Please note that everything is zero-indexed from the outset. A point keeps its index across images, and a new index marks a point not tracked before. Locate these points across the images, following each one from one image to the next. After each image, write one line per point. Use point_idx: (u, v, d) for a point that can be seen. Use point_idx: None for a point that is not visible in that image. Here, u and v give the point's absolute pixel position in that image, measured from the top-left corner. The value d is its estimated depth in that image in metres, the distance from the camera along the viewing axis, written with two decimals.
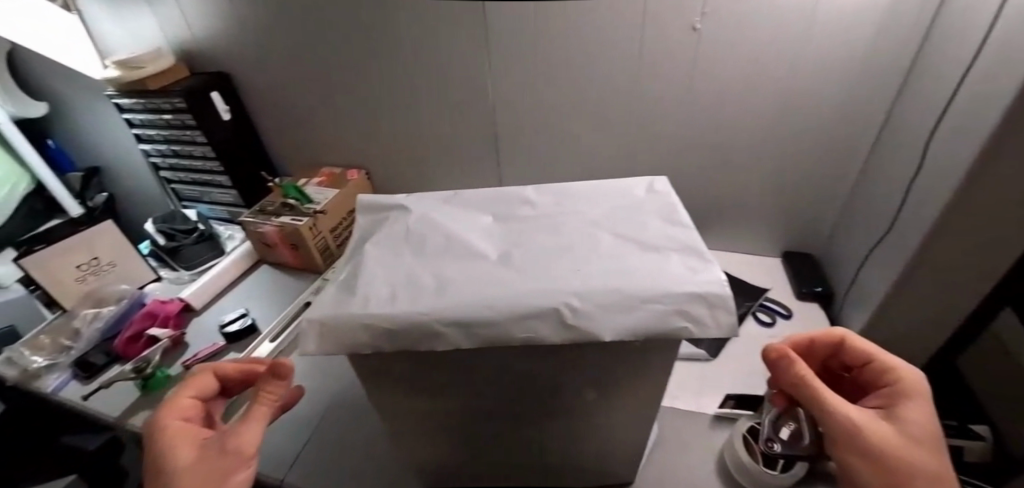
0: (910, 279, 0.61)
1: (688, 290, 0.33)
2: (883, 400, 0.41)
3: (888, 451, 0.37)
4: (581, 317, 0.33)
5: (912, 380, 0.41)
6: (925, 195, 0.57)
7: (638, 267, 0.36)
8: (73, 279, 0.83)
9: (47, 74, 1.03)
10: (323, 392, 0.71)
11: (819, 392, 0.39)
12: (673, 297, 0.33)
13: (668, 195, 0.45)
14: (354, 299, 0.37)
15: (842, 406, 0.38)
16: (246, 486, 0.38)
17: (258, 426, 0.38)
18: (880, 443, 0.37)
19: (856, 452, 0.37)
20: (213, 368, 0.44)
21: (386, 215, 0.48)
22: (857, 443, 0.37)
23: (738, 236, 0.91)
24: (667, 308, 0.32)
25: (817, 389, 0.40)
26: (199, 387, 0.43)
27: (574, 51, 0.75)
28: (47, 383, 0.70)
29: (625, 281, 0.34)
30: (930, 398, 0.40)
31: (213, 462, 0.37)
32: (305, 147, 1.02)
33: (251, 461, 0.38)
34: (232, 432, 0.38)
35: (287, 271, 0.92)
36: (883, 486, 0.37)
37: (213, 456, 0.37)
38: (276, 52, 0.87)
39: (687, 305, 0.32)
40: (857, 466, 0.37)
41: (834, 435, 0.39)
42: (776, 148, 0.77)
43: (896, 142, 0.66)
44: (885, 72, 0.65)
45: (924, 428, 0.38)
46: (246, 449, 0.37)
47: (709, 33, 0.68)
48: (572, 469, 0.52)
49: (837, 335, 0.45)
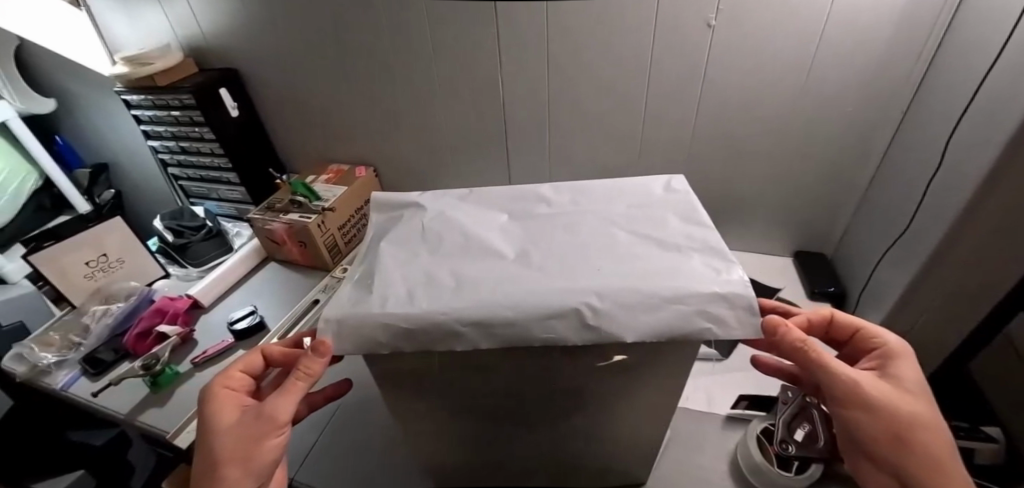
0: (925, 281, 0.60)
1: (711, 290, 0.33)
2: (871, 360, 0.41)
3: (890, 405, 0.36)
4: (602, 318, 0.32)
5: (891, 338, 0.41)
6: (943, 196, 0.56)
7: (658, 266, 0.36)
8: (83, 276, 0.83)
9: (56, 70, 1.03)
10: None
11: (820, 358, 0.37)
12: (696, 296, 0.32)
13: (688, 194, 0.45)
14: (370, 297, 0.36)
15: (841, 365, 0.37)
16: (278, 451, 0.39)
17: (291, 400, 0.38)
18: (882, 398, 0.37)
19: (860, 409, 0.37)
20: (261, 346, 0.44)
21: (400, 213, 0.48)
22: (862, 400, 0.37)
23: (750, 235, 0.90)
24: (690, 307, 0.32)
25: (816, 356, 0.37)
26: (249, 363, 0.44)
27: (586, 47, 0.74)
28: (58, 379, 0.70)
29: (646, 281, 0.34)
30: (914, 353, 0.40)
31: (250, 428, 0.38)
32: (313, 144, 1.02)
33: (283, 429, 0.38)
34: (268, 402, 0.38)
35: (296, 269, 0.92)
36: (888, 439, 0.36)
37: (250, 423, 0.38)
38: (285, 47, 0.87)
39: (710, 305, 0.32)
40: (861, 422, 0.37)
41: (837, 396, 0.38)
42: (790, 147, 0.76)
43: (912, 141, 0.65)
44: (903, 70, 0.64)
45: (914, 380, 0.38)
46: (278, 417, 0.38)
47: (725, 30, 0.67)
48: (585, 469, 0.52)
49: (824, 311, 0.44)
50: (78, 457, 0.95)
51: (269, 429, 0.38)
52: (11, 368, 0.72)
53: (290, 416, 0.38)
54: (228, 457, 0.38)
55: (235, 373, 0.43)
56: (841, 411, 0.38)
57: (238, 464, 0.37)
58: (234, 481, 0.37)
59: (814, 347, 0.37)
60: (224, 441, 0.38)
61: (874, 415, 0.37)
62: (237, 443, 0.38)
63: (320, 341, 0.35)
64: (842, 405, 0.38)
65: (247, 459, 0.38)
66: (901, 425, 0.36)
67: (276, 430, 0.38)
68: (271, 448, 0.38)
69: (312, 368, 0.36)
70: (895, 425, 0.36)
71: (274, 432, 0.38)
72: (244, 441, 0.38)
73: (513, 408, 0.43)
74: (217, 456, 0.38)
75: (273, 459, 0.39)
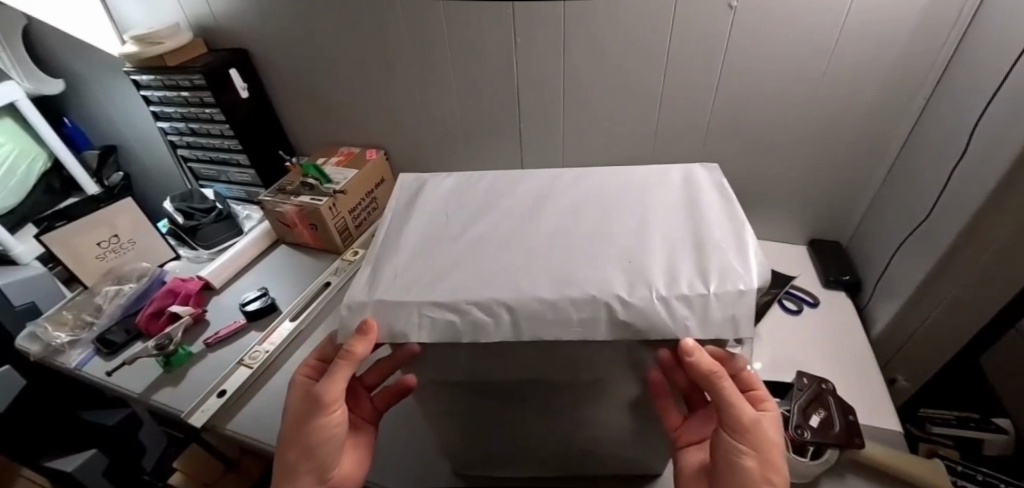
0: (939, 275, 0.59)
1: (746, 285, 0.33)
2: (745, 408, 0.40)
3: (766, 449, 0.35)
4: (633, 312, 0.32)
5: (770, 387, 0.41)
6: (962, 190, 0.55)
7: (688, 263, 0.36)
8: (94, 256, 0.83)
9: (65, 51, 1.03)
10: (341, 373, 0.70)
11: (730, 391, 0.35)
12: (738, 294, 0.33)
13: (720, 185, 0.44)
14: (396, 282, 0.37)
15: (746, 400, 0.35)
16: (333, 430, 0.40)
17: (338, 382, 0.38)
18: (765, 441, 0.35)
19: (748, 444, 0.35)
20: (328, 334, 0.44)
21: (419, 193, 0.48)
22: (747, 434, 0.35)
23: (766, 224, 0.89)
24: (724, 312, 0.32)
25: (727, 386, 0.34)
26: (319, 351, 0.44)
27: (602, 29, 0.72)
28: (72, 358, 0.71)
29: (675, 277, 0.34)
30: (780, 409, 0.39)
31: (306, 408, 0.39)
32: (322, 127, 1.01)
33: (332, 408, 0.38)
34: (319, 384, 0.38)
35: (308, 252, 0.91)
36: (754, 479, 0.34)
37: (306, 404, 0.39)
38: (293, 29, 0.85)
39: (743, 301, 0.32)
40: (746, 460, 0.35)
41: (729, 424, 0.35)
42: (810, 136, 0.74)
43: (933, 132, 0.63)
44: (929, 59, 0.62)
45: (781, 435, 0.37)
46: (329, 397, 0.38)
47: (747, 11, 0.65)
48: (606, 455, 0.51)
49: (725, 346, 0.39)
50: (92, 436, 0.94)
51: (321, 409, 0.38)
52: (25, 346, 0.73)
53: (339, 395, 0.39)
54: (288, 438, 0.39)
55: (308, 361, 0.44)
56: (732, 441, 0.35)
57: (298, 444, 0.39)
58: (292, 457, 0.38)
59: (726, 378, 0.35)
60: (284, 421, 0.40)
61: (759, 461, 0.34)
62: (294, 420, 0.39)
63: (367, 327, 0.34)
64: (730, 434, 0.36)
65: (301, 437, 0.39)
66: (773, 473, 0.35)
67: (327, 409, 0.39)
68: (324, 428, 0.39)
69: (357, 349, 0.34)
70: (770, 471, 0.34)
71: (326, 412, 0.38)
72: (301, 418, 0.39)
73: (531, 394, 0.41)
74: (280, 433, 0.40)
75: (327, 439, 0.39)
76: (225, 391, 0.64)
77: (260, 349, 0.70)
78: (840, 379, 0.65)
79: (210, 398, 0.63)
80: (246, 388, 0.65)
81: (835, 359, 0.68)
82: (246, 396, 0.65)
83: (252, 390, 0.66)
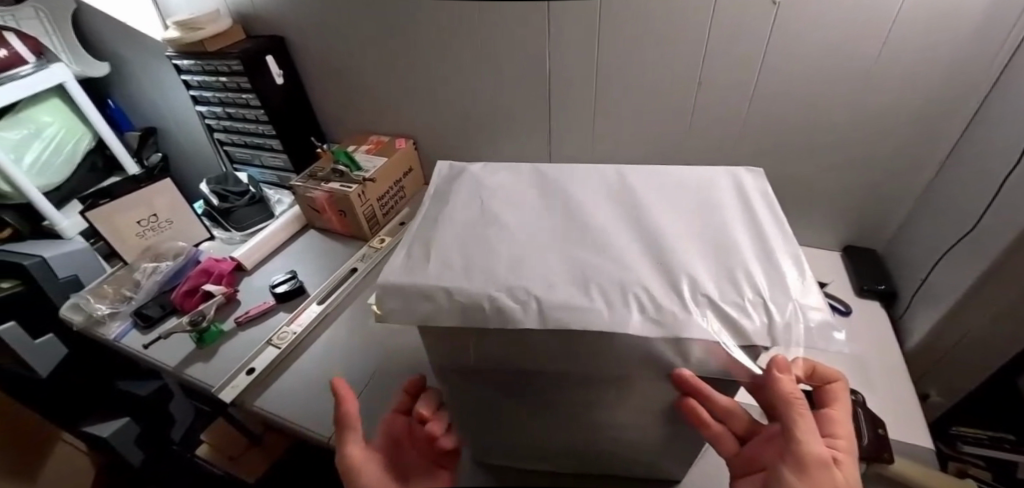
0: (984, 287, 0.56)
1: (787, 299, 0.32)
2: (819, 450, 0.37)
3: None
4: (666, 316, 0.32)
5: (845, 426, 0.38)
6: (1015, 198, 0.52)
7: (727, 270, 0.35)
8: (134, 233, 0.87)
9: (112, 35, 1.07)
10: (370, 344, 0.70)
11: (806, 423, 0.34)
12: (779, 308, 0.32)
13: (764, 195, 0.43)
14: (427, 267, 0.37)
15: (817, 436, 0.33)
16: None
17: (348, 437, 0.41)
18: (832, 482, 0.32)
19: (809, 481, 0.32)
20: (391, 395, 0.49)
21: (457, 181, 0.48)
22: (810, 470, 0.32)
23: (799, 228, 0.86)
24: (760, 323, 0.31)
25: (801, 414, 0.34)
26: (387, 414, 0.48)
27: (639, 23, 0.71)
28: (111, 330, 0.74)
29: (711, 284, 0.33)
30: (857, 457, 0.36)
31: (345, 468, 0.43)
32: (352, 115, 1.02)
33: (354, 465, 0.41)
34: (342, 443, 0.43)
35: (335, 237, 0.93)
36: None
37: None
38: (326, 16, 0.86)
39: (783, 316, 0.32)
40: None
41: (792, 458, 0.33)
42: (851, 139, 0.72)
43: (985, 137, 0.60)
44: (985, 62, 0.58)
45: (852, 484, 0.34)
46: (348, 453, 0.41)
47: (791, 6, 0.62)
48: (618, 454, 0.50)
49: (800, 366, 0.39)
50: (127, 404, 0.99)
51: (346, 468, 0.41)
52: (69, 316, 0.77)
53: (356, 453, 0.41)
54: None
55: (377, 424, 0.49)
56: (788, 475, 0.33)
57: None
58: None
59: (801, 406, 0.34)
60: None
61: None
62: None
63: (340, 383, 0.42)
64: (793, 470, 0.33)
65: None
66: None
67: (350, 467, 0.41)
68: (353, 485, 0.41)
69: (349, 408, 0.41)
70: None
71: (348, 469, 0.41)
72: None
73: (557, 389, 0.41)
74: None
75: None
76: (253, 369, 0.66)
77: (287, 330, 0.72)
78: (870, 390, 0.63)
79: (239, 375, 0.66)
80: (271, 367, 0.67)
81: (866, 369, 0.66)
82: (272, 374, 0.67)
83: (278, 370, 0.67)
